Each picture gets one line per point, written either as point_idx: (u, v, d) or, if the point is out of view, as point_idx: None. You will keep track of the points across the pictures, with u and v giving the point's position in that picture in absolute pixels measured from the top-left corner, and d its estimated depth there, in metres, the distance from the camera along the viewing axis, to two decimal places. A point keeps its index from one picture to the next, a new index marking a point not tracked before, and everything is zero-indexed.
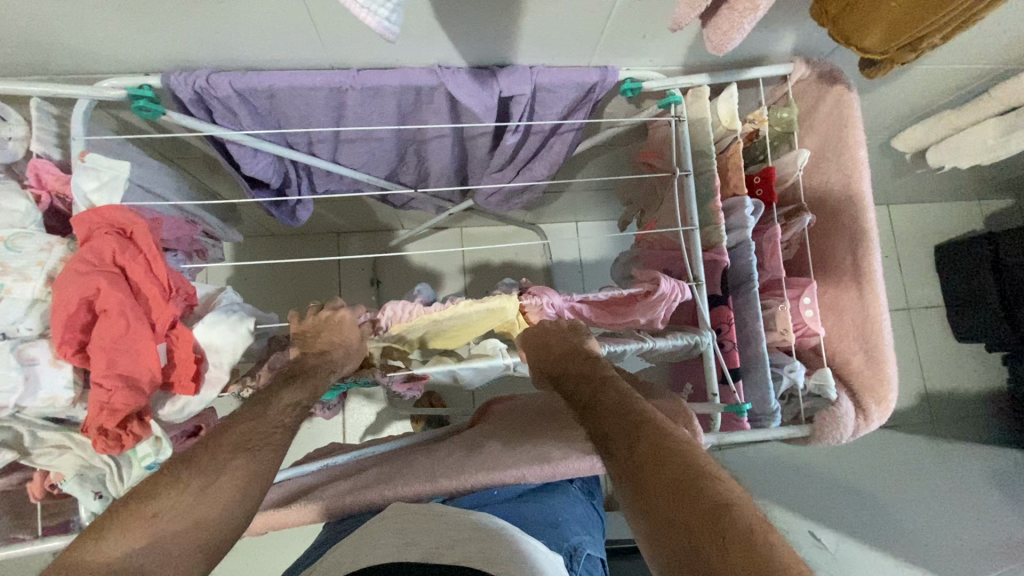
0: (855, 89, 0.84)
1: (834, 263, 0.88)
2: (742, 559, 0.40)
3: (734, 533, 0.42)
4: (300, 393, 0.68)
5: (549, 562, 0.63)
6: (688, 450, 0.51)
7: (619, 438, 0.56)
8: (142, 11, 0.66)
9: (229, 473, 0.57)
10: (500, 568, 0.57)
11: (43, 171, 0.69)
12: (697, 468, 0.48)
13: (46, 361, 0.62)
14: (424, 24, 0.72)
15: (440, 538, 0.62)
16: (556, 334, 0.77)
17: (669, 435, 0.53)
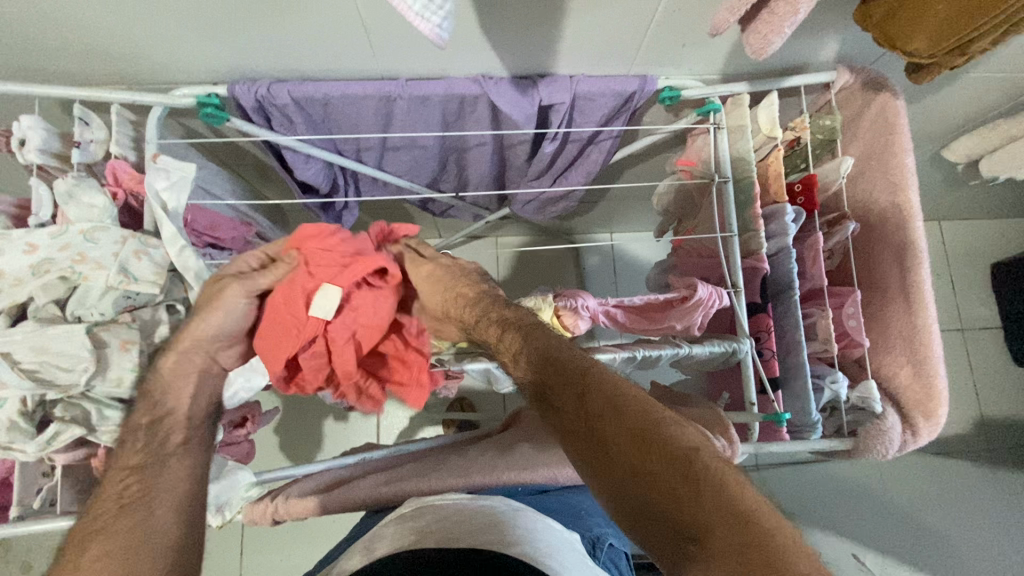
0: (902, 96, 0.82)
1: (879, 274, 0.85)
2: (725, 516, 0.41)
3: (712, 492, 0.42)
4: (144, 416, 0.68)
5: (560, 542, 0.66)
6: (640, 401, 0.50)
7: (566, 394, 0.54)
8: (213, 24, 0.71)
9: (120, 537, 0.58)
10: (518, 548, 0.60)
11: (120, 171, 0.75)
12: (657, 424, 0.48)
13: (115, 344, 0.68)
14: (469, 33, 0.76)
15: (455, 525, 0.66)
16: (449, 284, 0.75)
17: (613, 384, 0.52)
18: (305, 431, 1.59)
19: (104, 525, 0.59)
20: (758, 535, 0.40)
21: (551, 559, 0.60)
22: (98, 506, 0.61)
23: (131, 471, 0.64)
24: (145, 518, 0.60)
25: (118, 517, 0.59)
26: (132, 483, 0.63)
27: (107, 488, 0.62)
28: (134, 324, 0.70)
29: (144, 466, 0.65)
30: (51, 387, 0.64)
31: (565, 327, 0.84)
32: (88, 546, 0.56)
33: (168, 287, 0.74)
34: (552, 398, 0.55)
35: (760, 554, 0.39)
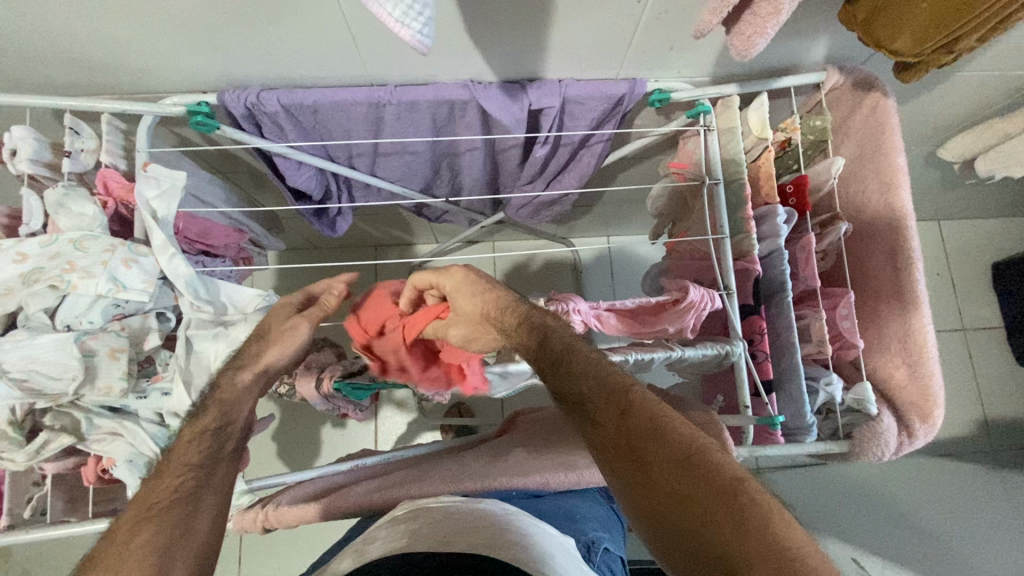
0: (893, 96, 0.82)
1: (873, 274, 0.85)
2: (768, 559, 0.42)
3: (757, 531, 0.43)
4: (213, 420, 0.66)
5: (557, 548, 0.66)
6: (684, 428, 0.51)
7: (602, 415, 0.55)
8: (202, 32, 0.72)
9: (136, 552, 0.53)
10: (508, 552, 0.60)
11: (110, 179, 0.75)
12: (698, 455, 0.48)
13: (104, 353, 0.67)
14: (456, 38, 0.76)
15: (445, 530, 0.65)
16: (485, 286, 0.71)
17: (658, 405, 0.52)
18: (303, 438, 1.59)
19: (153, 513, 0.57)
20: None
21: (543, 562, 0.60)
22: (148, 492, 0.59)
23: (183, 462, 0.62)
24: (185, 522, 0.58)
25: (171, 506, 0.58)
26: (186, 478, 0.61)
27: (158, 477, 0.60)
28: (124, 333, 0.69)
29: (200, 466, 0.63)
30: (39, 396, 0.65)
31: None
32: (137, 532, 0.55)
33: (158, 296, 0.74)
34: (586, 413, 0.57)
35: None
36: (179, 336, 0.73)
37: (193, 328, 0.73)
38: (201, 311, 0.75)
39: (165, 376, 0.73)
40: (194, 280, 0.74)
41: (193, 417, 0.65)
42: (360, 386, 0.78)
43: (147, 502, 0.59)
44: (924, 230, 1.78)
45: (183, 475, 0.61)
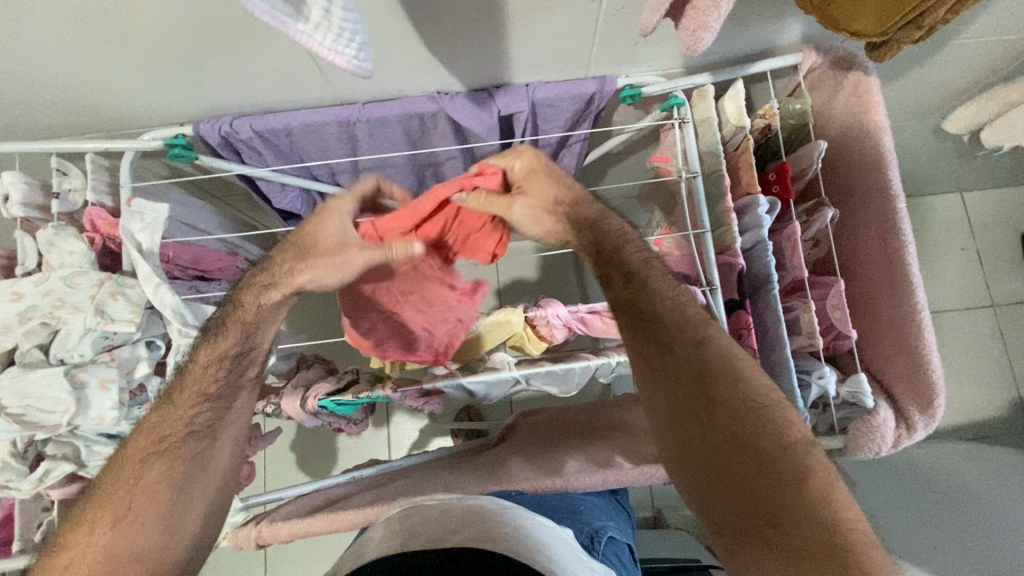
0: (875, 73, 0.78)
1: (865, 261, 0.81)
2: (809, 519, 0.53)
3: (801, 494, 0.54)
4: (232, 344, 0.69)
5: (552, 538, 0.68)
6: (760, 392, 0.60)
7: (672, 365, 0.65)
8: (170, 69, 0.74)
9: (146, 485, 0.64)
10: (502, 545, 0.61)
11: (96, 218, 0.78)
12: (763, 419, 0.58)
13: (94, 385, 0.70)
14: (415, 52, 0.76)
15: (440, 526, 0.66)
16: (557, 178, 0.68)
17: (737, 361, 0.61)
18: (319, 447, 1.63)
19: (165, 446, 0.66)
20: (837, 541, 0.51)
21: (538, 555, 0.61)
22: (164, 418, 0.66)
23: (195, 394, 0.67)
24: (203, 449, 0.68)
25: (185, 437, 0.66)
26: (196, 413, 0.68)
27: (174, 404, 0.66)
28: (115, 363, 0.72)
29: (216, 397, 0.69)
30: (37, 428, 0.68)
31: (538, 337, 0.87)
32: (150, 464, 0.64)
33: (147, 325, 0.76)
34: (651, 356, 0.67)
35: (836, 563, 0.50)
36: (169, 361, 0.77)
37: (181, 353, 0.77)
38: (189, 336, 0.78)
39: None
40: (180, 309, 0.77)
41: (198, 350, 0.69)
42: (344, 402, 0.81)
43: (157, 432, 0.66)
44: (945, 203, 1.69)
45: (194, 415, 0.67)
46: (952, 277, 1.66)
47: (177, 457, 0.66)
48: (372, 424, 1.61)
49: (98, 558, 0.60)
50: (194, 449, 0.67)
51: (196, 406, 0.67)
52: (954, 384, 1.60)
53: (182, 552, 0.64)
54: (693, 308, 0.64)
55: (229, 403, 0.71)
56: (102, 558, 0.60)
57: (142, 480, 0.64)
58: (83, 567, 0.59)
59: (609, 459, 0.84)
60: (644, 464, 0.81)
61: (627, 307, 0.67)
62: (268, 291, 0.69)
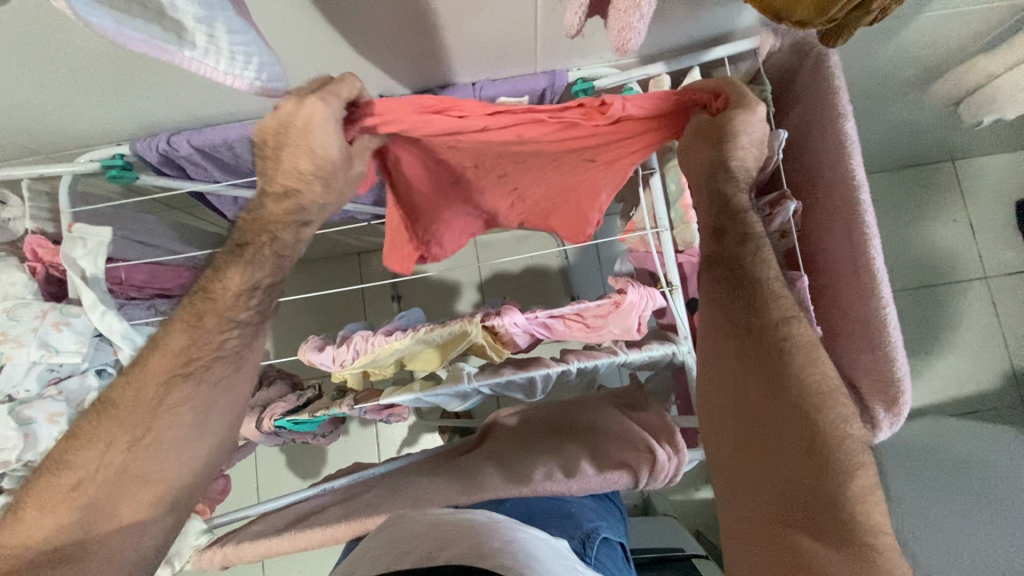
0: (837, 53, 0.73)
1: (830, 253, 0.77)
2: (843, 512, 0.53)
3: (842, 487, 0.54)
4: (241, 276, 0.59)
5: (547, 551, 0.62)
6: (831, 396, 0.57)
7: (749, 331, 0.63)
8: (92, 93, 0.71)
9: (164, 415, 0.62)
10: (495, 561, 0.56)
11: (37, 246, 0.77)
12: (826, 412, 0.57)
13: (41, 420, 0.70)
14: (347, 58, 0.72)
15: (430, 541, 0.62)
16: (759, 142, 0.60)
17: (819, 359, 0.59)
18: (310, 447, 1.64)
19: (194, 367, 0.62)
20: (860, 534, 0.52)
21: (527, 567, 0.56)
22: (192, 341, 0.61)
23: (222, 320, 0.61)
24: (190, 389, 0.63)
25: (215, 362, 0.63)
26: (220, 340, 0.62)
27: (202, 329, 0.61)
28: (62, 396, 0.72)
29: (243, 324, 0.64)
30: None
31: (500, 342, 0.84)
32: (177, 387, 0.62)
33: (94, 354, 0.75)
34: (735, 316, 0.65)
35: (853, 551, 0.52)
36: None
37: None
38: None
39: None
40: (128, 337, 0.75)
41: (224, 274, 0.59)
42: (301, 420, 0.82)
43: (170, 361, 0.61)
44: (939, 172, 1.63)
45: (219, 346, 0.63)
46: (946, 250, 1.61)
47: (182, 391, 0.63)
48: (360, 423, 1.62)
49: (113, 472, 0.61)
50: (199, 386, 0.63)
51: (215, 339, 0.62)
52: (947, 359, 1.58)
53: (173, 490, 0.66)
54: (782, 291, 0.61)
55: (257, 330, 0.65)
56: (117, 473, 0.61)
57: (155, 407, 0.62)
58: (98, 483, 0.60)
59: (575, 467, 0.81)
60: (608, 470, 0.80)
61: (725, 263, 0.65)
62: (304, 222, 0.59)
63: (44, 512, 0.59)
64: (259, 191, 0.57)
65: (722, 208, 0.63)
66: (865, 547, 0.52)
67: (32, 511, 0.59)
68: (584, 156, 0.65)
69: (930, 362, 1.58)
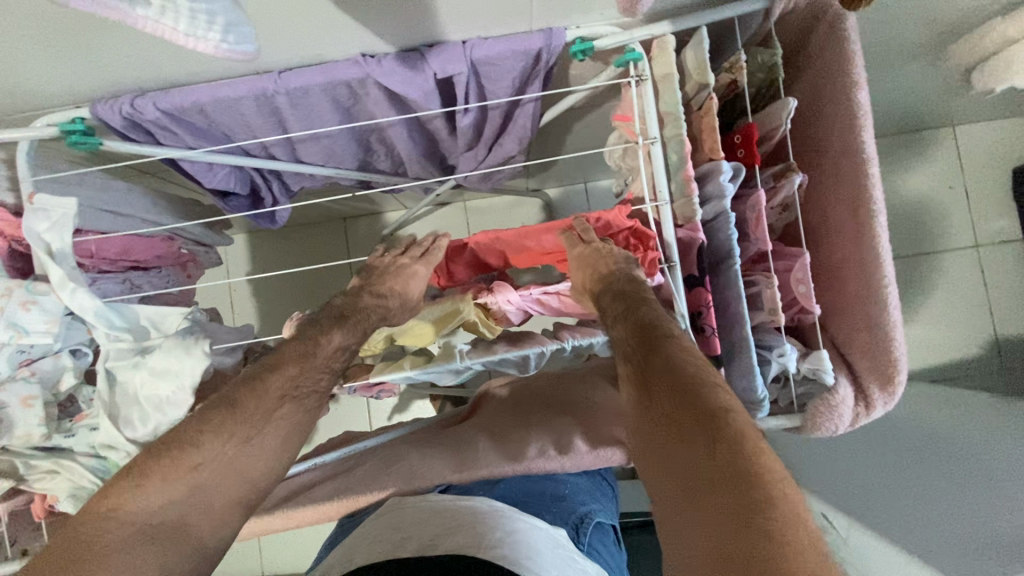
0: (854, 12, 0.69)
1: (835, 230, 0.75)
2: (731, 473, 0.46)
3: (730, 446, 0.48)
4: (340, 320, 0.74)
5: (548, 542, 0.63)
6: (700, 380, 0.55)
7: (637, 350, 0.63)
8: (41, 52, 0.64)
9: (275, 422, 0.66)
10: (496, 552, 0.57)
11: None
12: (705, 390, 0.53)
13: (14, 403, 0.68)
14: (326, 14, 0.66)
15: (428, 530, 0.63)
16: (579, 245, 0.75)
17: (683, 352, 0.60)
18: None
19: (299, 393, 0.69)
20: (748, 490, 0.44)
21: (530, 562, 0.57)
22: (301, 371, 0.69)
23: (324, 364, 0.71)
24: (295, 411, 0.68)
25: (313, 396, 0.70)
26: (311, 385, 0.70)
27: (315, 359, 0.70)
28: (35, 378, 0.69)
29: (334, 372, 0.73)
30: None
31: (493, 318, 0.82)
32: (284, 404, 0.67)
33: (67, 333, 0.72)
34: (625, 348, 0.66)
35: (752, 512, 0.43)
36: (100, 368, 0.72)
37: (112, 360, 0.72)
38: (120, 340, 0.73)
39: (88, 413, 0.74)
40: (102, 313, 0.72)
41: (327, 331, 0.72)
42: None
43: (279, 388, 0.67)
44: (938, 138, 1.60)
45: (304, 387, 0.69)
46: (940, 219, 1.60)
47: (271, 410, 0.66)
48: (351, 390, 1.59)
49: (228, 473, 0.62)
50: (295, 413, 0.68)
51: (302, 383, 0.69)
52: (932, 326, 1.60)
53: (241, 504, 0.63)
54: (650, 316, 0.66)
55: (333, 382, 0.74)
56: (230, 477, 0.62)
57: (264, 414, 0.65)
58: (213, 469, 0.61)
59: (570, 444, 0.81)
60: (602, 448, 0.79)
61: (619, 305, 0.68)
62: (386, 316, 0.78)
63: (170, 475, 0.59)
64: (359, 289, 0.79)
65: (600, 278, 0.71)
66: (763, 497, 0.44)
67: (155, 478, 0.59)
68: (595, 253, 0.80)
69: (916, 331, 1.60)
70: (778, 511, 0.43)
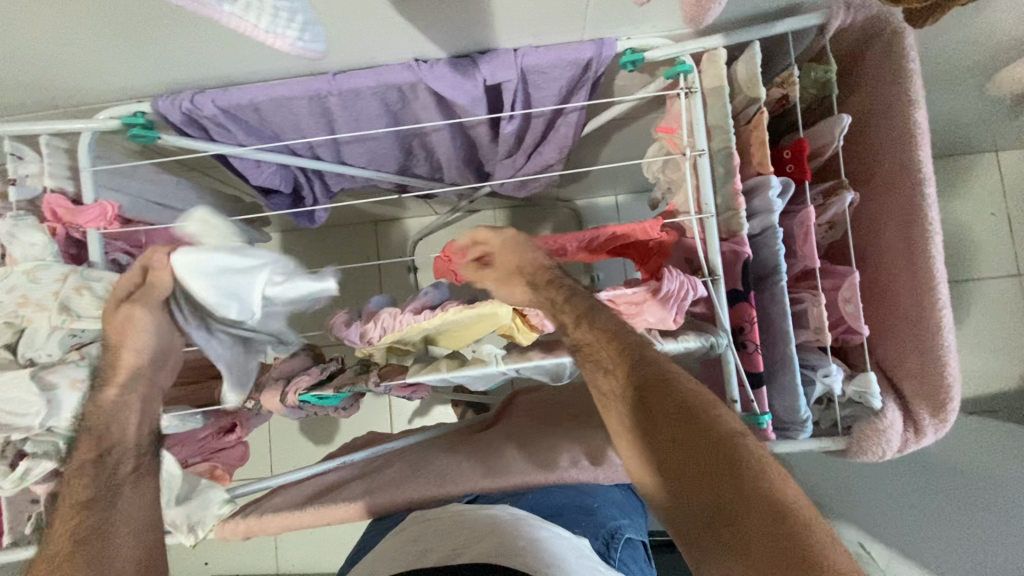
0: (913, 32, 0.68)
1: (885, 249, 0.74)
2: (762, 496, 0.52)
3: (758, 486, 0.53)
4: (92, 442, 0.65)
5: (574, 551, 0.59)
6: (701, 403, 0.60)
7: (628, 373, 0.64)
8: (112, 46, 0.66)
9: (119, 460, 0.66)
10: (522, 560, 0.53)
11: (55, 205, 0.74)
12: (719, 421, 0.58)
13: (64, 385, 0.68)
14: (385, 17, 0.67)
15: (453, 538, 0.58)
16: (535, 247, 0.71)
17: (669, 370, 0.63)
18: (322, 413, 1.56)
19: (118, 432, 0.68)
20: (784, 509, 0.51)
21: (556, 568, 0.53)
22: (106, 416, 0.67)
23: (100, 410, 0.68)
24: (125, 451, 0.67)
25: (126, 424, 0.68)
26: (120, 465, 0.66)
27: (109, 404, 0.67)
28: (85, 362, 0.70)
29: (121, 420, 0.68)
30: (10, 430, 0.67)
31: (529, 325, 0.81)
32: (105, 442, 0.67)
33: None
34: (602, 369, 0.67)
35: (790, 545, 0.49)
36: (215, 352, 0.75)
37: None
38: None
39: None
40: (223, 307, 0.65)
41: (106, 386, 0.66)
42: (327, 395, 0.80)
43: (72, 500, 0.63)
44: (979, 163, 1.56)
45: (83, 486, 0.64)
46: (980, 245, 1.56)
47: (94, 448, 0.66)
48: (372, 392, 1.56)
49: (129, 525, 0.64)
50: (108, 508, 0.63)
51: (81, 474, 0.64)
52: (971, 355, 1.55)
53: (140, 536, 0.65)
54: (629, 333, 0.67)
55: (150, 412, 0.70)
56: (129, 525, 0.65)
57: (102, 503, 0.63)
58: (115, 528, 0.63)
59: (604, 455, 0.80)
60: None
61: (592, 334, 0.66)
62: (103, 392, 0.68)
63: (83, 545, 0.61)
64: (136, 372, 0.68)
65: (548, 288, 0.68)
66: (802, 532, 0.49)
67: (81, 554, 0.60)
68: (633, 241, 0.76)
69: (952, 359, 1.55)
70: (810, 525, 0.50)
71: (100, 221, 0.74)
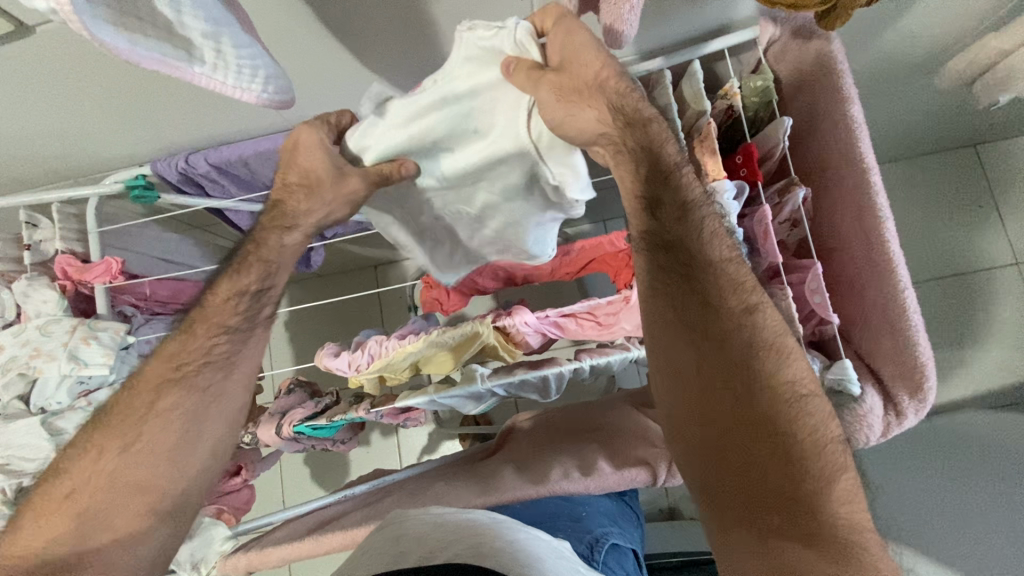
0: (838, 39, 0.75)
1: (844, 240, 0.76)
2: (812, 502, 0.52)
3: (813, 488, 0.52)
4: (256, 278, 0.65)
5: (550, 552, 0.59)
6: (800, 396, 0.56)
7: (725, 334, 0.58)
8: (113, 117, 0.75)
9: (154, 417, 0.66)
10: (492, 560, 0.53)
11: (66, 265, 0.81)
12: (804, 417, 0.55)
13: (70, 431, 0.76)
14: (351, 69, 0.74)
15: (429, 544, 0.58)
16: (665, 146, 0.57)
17: (781, 349, 0.57)
18: (333, 455, 1.58)
19: (176, 377, 0.66)
20: (834, 529, 0.51)
21: (529, 566, 0.53)
22: (182, 348, 0.66)
23: (214, 325, 0.66)
24: (176, 405, 0.66)
25: (204, 375, 0.67)
26: (265, 309, 0.69)
27: (194, 335, 0.65)
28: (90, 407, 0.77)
29: (234, 331, 0.67)
30: (23, 474, 0.76)
31: (513, 343, 0.84)
32: (161, 400, 0.66)
33: (121, 366, 0.79)
34: (686, 315, 0.60)
35: (831, 553, 0.50)
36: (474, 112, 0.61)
37: None
38: None
39: None
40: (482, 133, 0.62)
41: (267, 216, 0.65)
42: (320, 426, 0.82)
43: (213, 324, 0.66)
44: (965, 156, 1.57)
45: (234, 316, 0.66)
46: None
47: (171, 422, 0.66)
48: (380, 432, 1.57)
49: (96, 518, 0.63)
50: (239, 347, 0.68)
51: (236, 301, 0.66)
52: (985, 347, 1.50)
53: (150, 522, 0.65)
54: (745, 295, 0.58)
55: (247, 337, 0.68)
56: (94, 521, 0.63)
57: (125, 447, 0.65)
58: (93, 501, 0.63)
59: (594, 466, 0.80)
60: (626, 468, 0.79)
61: (672, 258, 0.60)
62: (260, 285, 0.66)
63: (55, 517, 0.62)
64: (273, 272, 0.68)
65: (653, 177, 0.57)
66: (845, 553, 0.49)
67: (42, 517, 0.63)
68: (613, 266, 0.87)
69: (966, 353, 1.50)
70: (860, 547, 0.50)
71: (104, 276, 0.80)
